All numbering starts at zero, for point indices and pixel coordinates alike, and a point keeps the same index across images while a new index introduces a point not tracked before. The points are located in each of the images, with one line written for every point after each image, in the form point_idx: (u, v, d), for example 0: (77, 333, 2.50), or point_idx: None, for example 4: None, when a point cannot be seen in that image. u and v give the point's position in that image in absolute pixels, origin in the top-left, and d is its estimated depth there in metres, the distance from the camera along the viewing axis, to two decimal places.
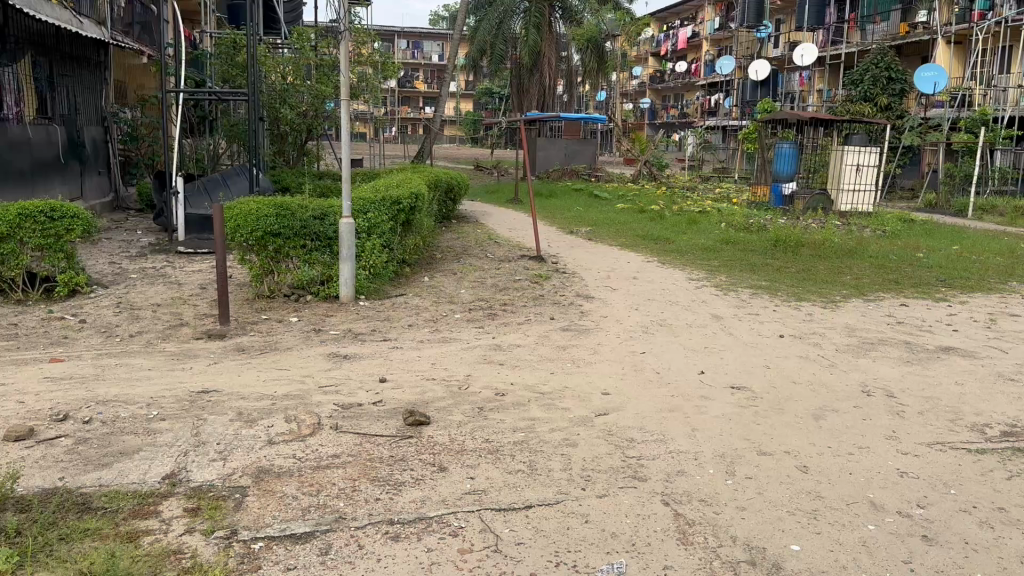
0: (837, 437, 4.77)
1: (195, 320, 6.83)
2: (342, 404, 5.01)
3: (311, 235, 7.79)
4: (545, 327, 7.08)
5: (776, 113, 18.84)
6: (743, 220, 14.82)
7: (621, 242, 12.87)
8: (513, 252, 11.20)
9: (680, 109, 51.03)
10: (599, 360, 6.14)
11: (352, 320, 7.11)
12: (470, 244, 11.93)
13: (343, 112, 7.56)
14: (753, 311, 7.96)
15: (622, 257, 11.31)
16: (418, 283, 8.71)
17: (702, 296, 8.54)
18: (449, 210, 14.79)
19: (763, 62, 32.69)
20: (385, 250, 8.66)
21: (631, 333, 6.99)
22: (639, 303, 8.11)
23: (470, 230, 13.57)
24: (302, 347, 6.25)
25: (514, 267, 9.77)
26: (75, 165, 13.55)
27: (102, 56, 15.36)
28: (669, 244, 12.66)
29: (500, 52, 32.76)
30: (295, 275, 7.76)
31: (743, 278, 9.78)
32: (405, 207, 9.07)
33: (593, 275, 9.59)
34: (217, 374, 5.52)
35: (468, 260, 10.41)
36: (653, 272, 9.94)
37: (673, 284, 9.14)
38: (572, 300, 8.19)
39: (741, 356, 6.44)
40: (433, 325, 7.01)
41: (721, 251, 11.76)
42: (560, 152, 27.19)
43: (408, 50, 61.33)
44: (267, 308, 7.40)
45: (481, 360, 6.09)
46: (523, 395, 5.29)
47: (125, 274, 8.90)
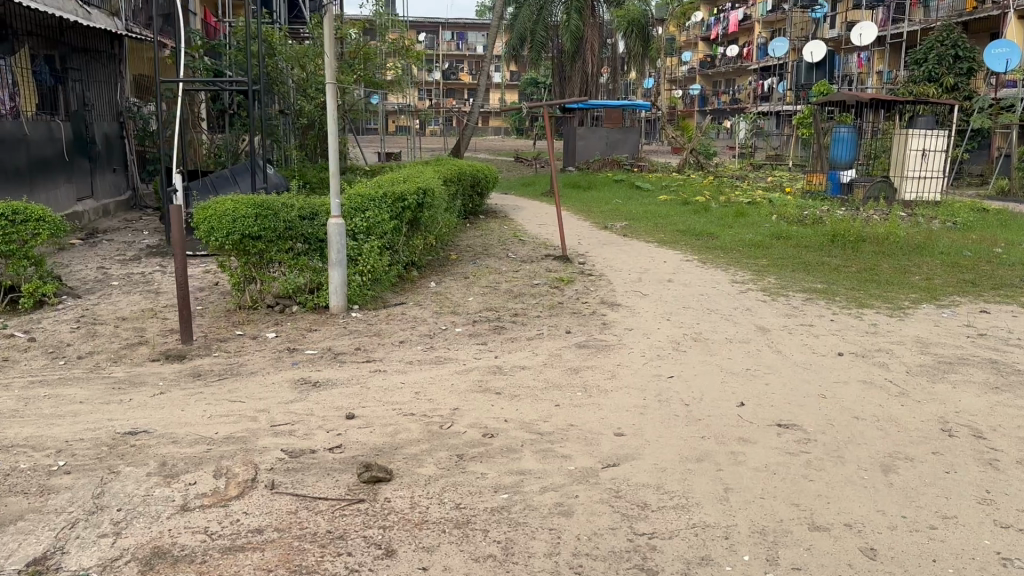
0: (914, 503, 3.69)
1: (157, 338, 5.99)
2: (292, 452, 4.10)
3: (298, 237, 6.93)
4: (558, 344, 6.09)
5: (832, 96, 17.45)
6: (796, 212, 13.59)
7: (659, 238, 11.79)
8: (537, 252, 10.23)
9: (731, 96, 49.33)
10: (616, 388, 5.13)
11: (338, 335, 6.22)
12: (492, 243, 10.99)
13: (329, 97, 6.64)
14: (806, 322, 6.85)
15: (659, 256, 10.25)
16: (423, 289, 7.80)
17: (745, 303, 7.45)
18: (475, 204, 13.91)
19: (818, 43, 30.97)
20: (386, 252, 7.80)
21: (659, 351, 5.95)
22: (672, 313, 7.06)
23: (496, 227, 12.64)
24: (268, 371, 5.36)
25: (535, 270, 8.79)
26: (83, 162, 12.94)
27: (117, 49, 14.72)
28: (713, 239, 11.54)
29: (541, 39, 31.72)
30: (280, 283, 6.90)
31: (796, 278, 8.66)
32: (411, 204, 8.20)
33: (623, 278, 8.54)
34: (156, 410, 4.65)
35: (485, 262, 9.48)
36: (691, 274, 8.85)
37: (714, 288, 8.06)
38: (594, 309, 7.17)
39: (789, 381, 5.36)
40: (428, 342, 6.07)
41: (771, 248, 10.62)
42: (601, 141, 25.99)
43: (453, 42, 60.65)
44: (243, 321, 6.55)
45: (475, 387, 5.13)
46: (515, 437, 4.31)
47: (106, 281, 8.16)
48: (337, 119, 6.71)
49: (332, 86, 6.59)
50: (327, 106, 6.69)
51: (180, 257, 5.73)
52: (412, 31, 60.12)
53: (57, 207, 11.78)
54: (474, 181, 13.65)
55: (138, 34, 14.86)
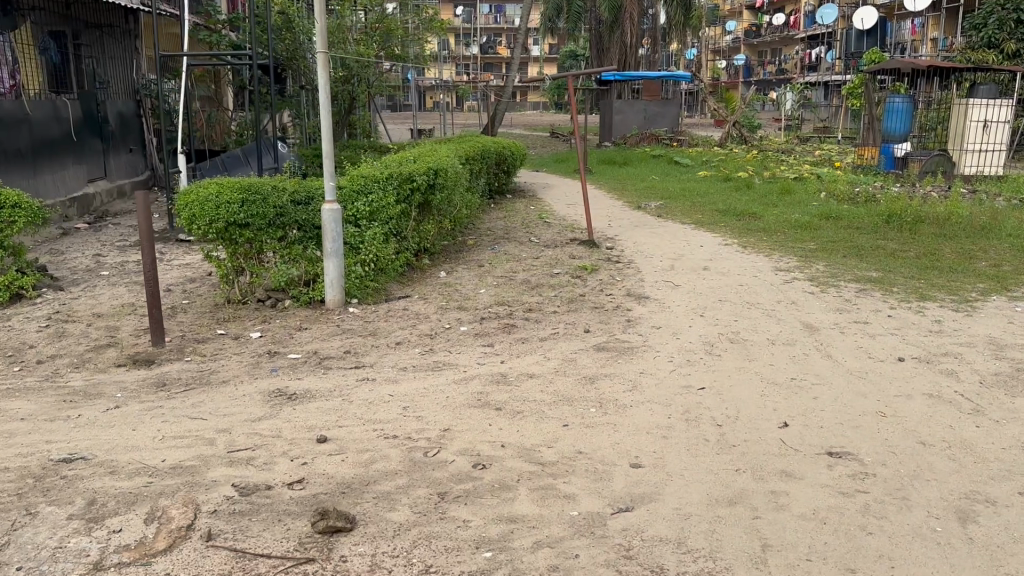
0: (1003, 570, 2.92)
1: (129, 339, 5.41)
2: (245, 488, 3.46)
3: (292, 224, 6.30)
4: (573, 346, 5.37)
5: (886, 63, 16.31)
6: (846, 189, 12.64)
7: (696, 218, 10.98)
8: (563, 237, 9.50)
9: (778, 65, 47.65)
10: (636, 403, 4.40)
11: (329, 334, 5.58)
12: (516, 226, 10.29)
13: (320, 68, 5.97)
14: (859, 318, 6.03)
15: (696, 239, 9.46)
16: (431, 280, 7.14)
17: (790, 295, 6.64)
18: (499, 182, 13.26)
19: (870, 9, 29.40)
20: (391, 239, 7.17)
21: (690, 355, 5.20)
22: (706, 308, 6.29)
23: (522, 208, 11.94)
24: (242, 380, 4.73)
25: (557, 257, 8.06)
26: (95, 142, 12.49)
27: (132, 24, 14.27)
28: (755, 220, 10.69)
29: (578, 9, 30.67)
30: (271, 274, 6.28)
31: (847, 265, 7.81)
32: (420, 185, 7.55)
33: (653, 267, 7.77)
34: (104, 431, 4.06)
35: (505, 247, 8.77)
36: (730, 261, 8.03)
37: (755, 278, 7.27)
38: (619, 305, 6.43)
39: (841, 394, 4.59)
40: (427, 344, 5.40)
41: (819, 229, 9.75)
42: (639, 115, 25.01)
43: (491, 14, 59.57)
44: (228, 318, 5.94)
45: (472, 401, 4.44)
46: (511, 469, 3.61)
47: (96, 271, 7.61)
48: (330, 93, 6.05)
49: (323, 55, 5.92)
50: (318, 78, 6.02)
51: (148, 250, 5.12)
52: (449, 5, 59.23)
53: (64, 189, 11.35)
54: (498, 159, 12.98)
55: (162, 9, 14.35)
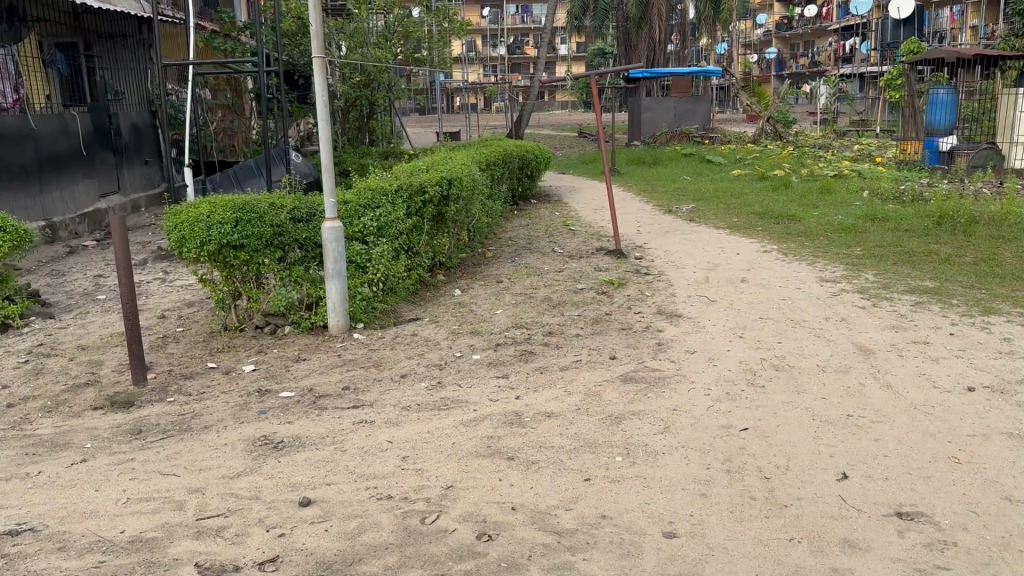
0: None
1: (110, 377, 4.95)
2: (210, 569, 2.96)
3: (292, 244, 5.82)
4: (598, 377, 4.81)
5: (929, 52, 15.51)
6: (891, 186, 11.91)
7: (732, 222, 10.36)
8: (588, 246, 8.93)
9: (811, 58, 46.59)
10: (668, 449, 3.83)
11: (328, 366, 5.06)
12: (540, 235, 9.75)
13: (316, 74, 5.47)
14: (920, 337, 5.40)
15: (733, 246, 8.85)
16: (445, 300, 6.63)
17: (839, 312, 6.01)
18: (522, 187, 12.75)
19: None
20: (401, 256, 6.67)
21: (730, 386, 4.60)
22: (747, 328, 5.67)
23: (547, 216, 11.44)
24: (226, 426, 4.23)
25: (582, 271, 7.50)
26: (107, 155, 12.15)
27: (145, 34, 13.96)
28: (795, 223, 10.02)
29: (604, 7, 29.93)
30: (270, 298, 5.80)
31: (899, 274, 7.16)
32: (432, 196, 7.03)
33: (686, 280, 7.18)
34: (61, 493, 3.58)
35: (526, 260, 8.23)
36: (770, 271, 7.40)
37: (799, 290, 6.65)
38: (648, 326, 5.84)
39: (908, 435, 3.97)
40: (435, 377, 4.87)
41: (865, 233, 9.08)
42: (668, 112, 24.31)
43: (518, 15, 59.05)
44: (221, 349, 5.46)
45: (481, 448, 3.89)
46: (521, 541, 3.07)
47: (93, 295, 7.19)
48: (328, 101, 5.55)
49: (319, 60, 5.42)
50: (315, 85, 5.53)
51: (126, 280, 4.66)
52: (476, 8, 58.90)
53: (74, 206, 11.03)
54: (520, 163, 12.46)
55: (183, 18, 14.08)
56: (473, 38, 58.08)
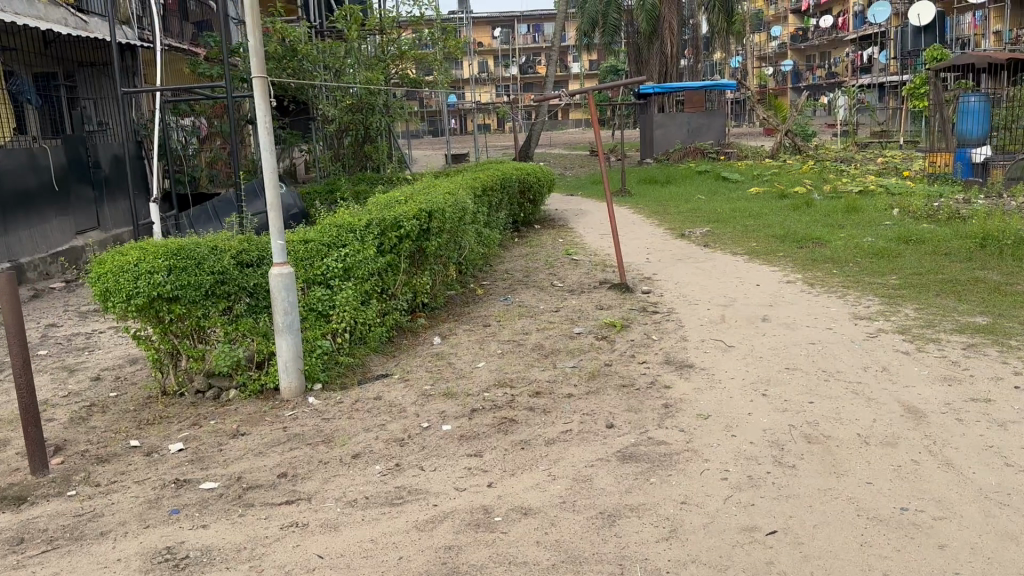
0: None
1: (9, 463, 4.17)
2: None
3: (238, 293, 5.04)
4: (590, 456, 3.94)
5: (954, 58, 14.67)
6: (923, 203, 11.01)
7: (750, 246, 9.51)
8: (591, 279, 8.09)
9: (828, 70, 45.75)
10: (675, 566, 2.97)
11: (267, 445, 4.25)
12: (539, 267, 8.94)
13: (258, 98, 4.72)
14: (982, 395, 4.49)
15: (752, 275, 7.98)
16: (422, 350, 5.83)
17: (879, 361, 5.12)
18: (522, 213, 11.97)
19: (928, 4, 27.49)
20: (373, 300, 5.89)
21: (752, 468, 3.73)
22: (771, 384, 4.79)
23: (550, 244, 10.64)
24: (125, 533, 3.42)
25: (582, 312, 6.66)
26: (85, 189, 11.50)
27: (129, 60, 13.32)
28: (820, 246, 9.16)
29: (614, 22, 29.11)
30: (212, 357, 5.01)
31: (944, 308, 6.26)
32: (409, 231, 6.24)
33: (699, 319, 6.31)
34: None
35: (520, 297, 7.40)
36: (795, 307, 6.52)
37: (831, 332, 5.77)
38: (655, 380, 4.99)
39: (983, 539, 3.09)
40: (393, 457, 4.02)
41: (900, 258, 8.19)
42: (681, 128, 23.47)
43: (530, 34, 58.52)
44: (151, 422, 4.70)
45: (435, 566, 3.04)
46: None
47: (32, 348, 6.44)
48: (272, 128, 4.79)
49: (260, 82, 4.67)
50: (257, 111, 4.77)
51: (19, 350, 3.88)
52: (487, 29, 58.57)
53: (44, 245, 10.38)
54: (521, 187, 11.70)
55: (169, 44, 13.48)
56: (485, 59, 57.69)
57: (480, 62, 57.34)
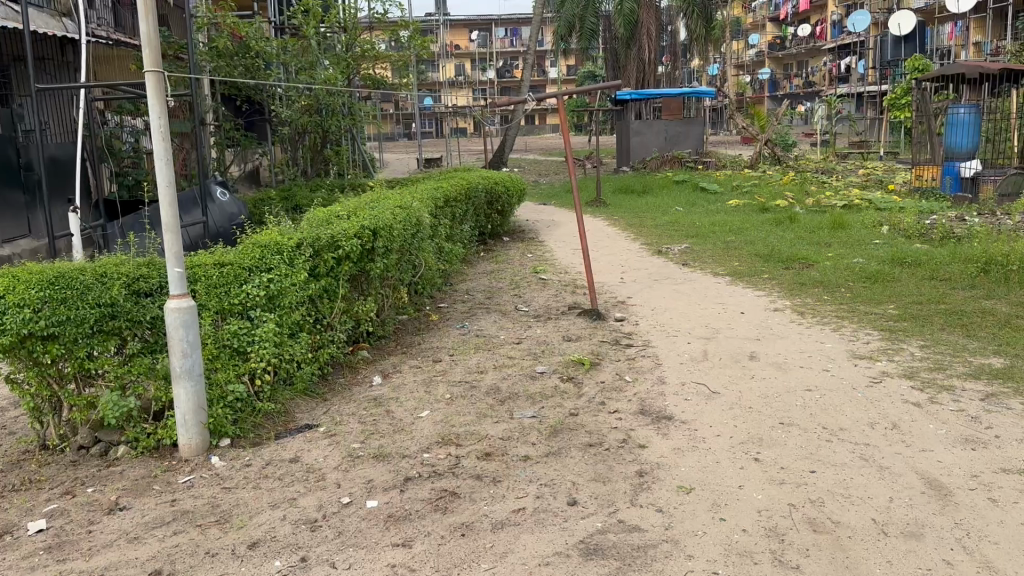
0: None
1: None
2: None
3: (133, 330, 4.25)
4: (544, 550, 3.15)
5: (942, 68, 14.04)
6: (913, 220, 10.40)
7: (731, 266, 8.82)
8: (559, 304, 7.32)
9: (806, 79, 45.54)
10: None
11: (147, 528, 3.44)
12: (504, 287, 8.18)
13: (152, 97, 3.94)
14: (1017, 467, 3.76)
15: (736, 301, 7.26)
16: (357, 391, 5.05)
17: (888, 416, 4.39)
18: (489, 224, 11.22)
19: (908, 14, 27.11)
20: (303, 333, 5.09)
21: (747, 571, 2.97)
22: (763, 446, 4.05)
23: (518, 260, 9.87)
24: None
25: (546, 345, 5.89)
26: (14, 195, 10.56)
27: (70, 56, 12.37)
28: (808, 268, 8.48)
29: (591, 26, 28.44)
30: (98, 407, 4.22)
31: (955, 347, 5.56)
32: (348, 251, 5.45)
33: (678, 356, 5.56)
34: None
35: (479, 324, 6.61)
36: (786, 341, 5.79)
37: (829, 375, 5.03)
38: (627, 437, 4.21)
39: None
40: (299, 547, 3.22)
41: (896, 284, 7.52)
42: (658, 136, 22.85)
43: (508, 38, 57.85)
44: (16, 489, 3.93)
45: None
46: None
47: None
48: (168, 132, 4.01)
49: (153, 76, 3.90)
50: (151, 111, 3.99)
51: None
52: (464, 32, 57.92)
53: None
54: (488, 197, 10.95)
55: (114, 38, 12.53)
56: (462, 61, 56.89)
57: (457, 65, 56.59)
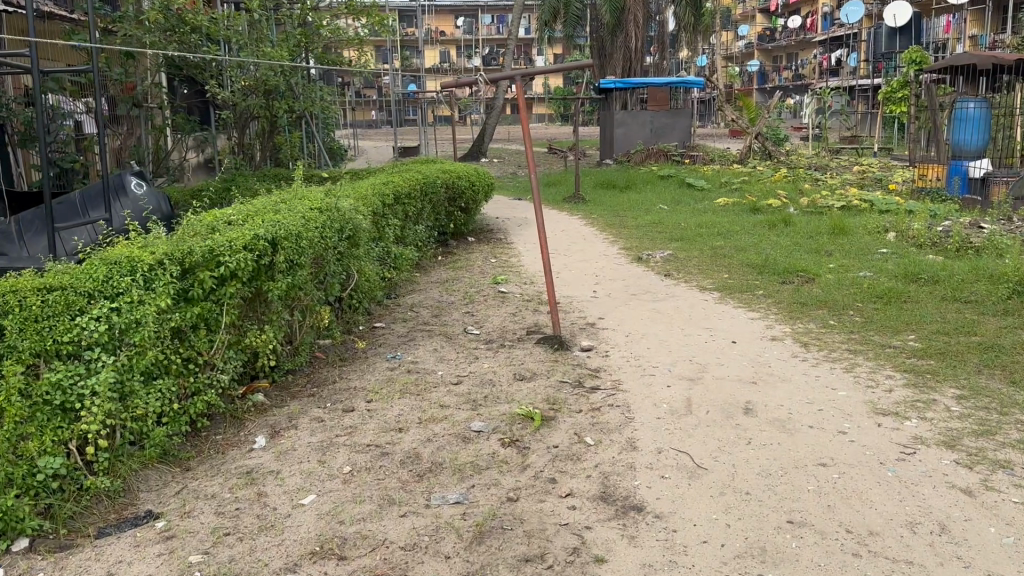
0: None
1: None
2: None
3: None
4: None
5: (950, 57, 12.89)
6: (923, 225, 9.31)
7: (721, 278, 7.69)
8: (516, 326, 6.13)
9: (796, 71, 44.55)
10: None
11: None
12: (456, 300, 7.00)
13: None
14: None
15: (725, 325, 6.11)
16: (230, 455, 3.89)
17: (931, 512, 3.24)
18: (451, 223, 10.03)
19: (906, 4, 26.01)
20: (165, 378, 3.93)
21: None
22: (767, 567, 2.89)
23: (478, 265, 8.68)
24: None
25: (489, 387, 4.70)
26: None
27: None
28: (808, 283, 7.36)
29: (575, 12, 27.17)
30: None
31: (1002, 398, 4.42)
32: (235, 269, 4.23)
33: (656, 406, 4.40)
34: None
35: (413, 354, 5.42)
36: (789, 387, 4.63)
37: (847, 443, 3.88)
38: (579, 545, 3.04)
39: None
40: None
41: (914, 306, 6.39)
42: (643, 127, 21.70)
43: (493, 25, 56.39)
44: None
45: None
46: None
47: None
48: None
49: None
50: None
51: None
52: (449, 19, 56.57)
53: None
54: (448, 194, 9.71)
55: (47, 11, 10.97)
56: (447, 49, 55.58)
57: (441, 52, 55.22)
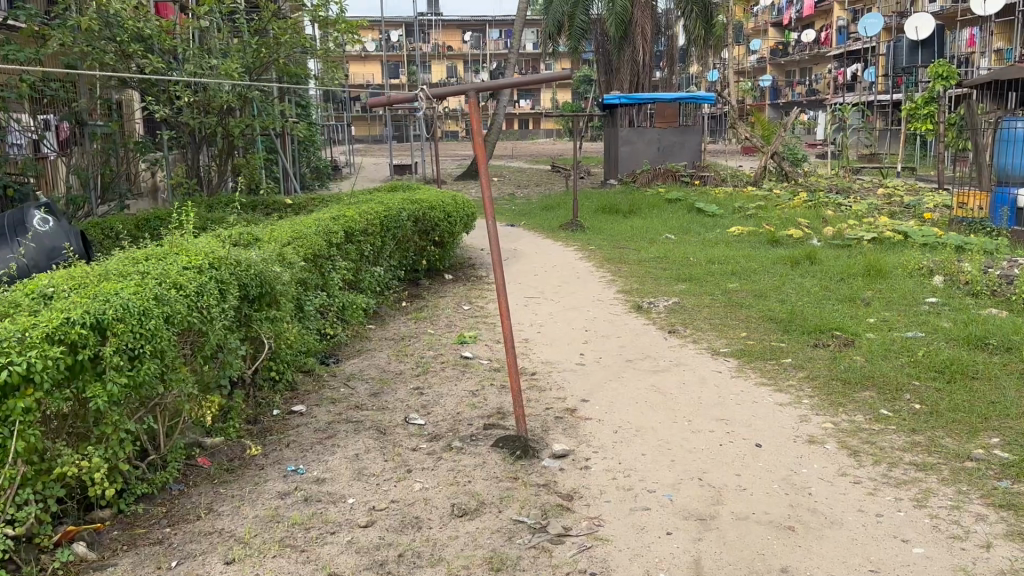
0: None
1: None
2: None
3: None
4: None
5: (990, 72, 11.44)
6: (974, 267, 7.91)
7: (739, 338, 6.28)
8: (474, 413, 4.74)
9: (810, 86, 43.17)
10: None
11: None
12: (405, 368, 5.62)
13: None
14: None
15: (743, 414, 4.70)
16: None
17: None
18: (423, 260, 8.68)
19: (927, 17, 24.53)
20: None
21: None
22: None
23: (447, 315, 7.29)
24: None
25: (410, 531, 3.31)
26: None
27: None
28: (845, 346, 5.95)
29: (582, 23, 25.36)
30: None
31: None
32: (30, 374, 2.89)
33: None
34: None
35: (324, 461, 4.03)
36: (841, 540, 3.23)
37: None
38: None
39: None
40: None
41: (987, 387, 4.98)
42: (650, 145, 20.34)
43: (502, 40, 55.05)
44: None
45: None
46: None
47: None
48: None
49: None
50: None
51: None
52: (456, 32, 55.38)
53: None
54: (417, 228, 8.35)
55: None
56: (454, 62, 54.39)
57: (448, 66, 54.08)
